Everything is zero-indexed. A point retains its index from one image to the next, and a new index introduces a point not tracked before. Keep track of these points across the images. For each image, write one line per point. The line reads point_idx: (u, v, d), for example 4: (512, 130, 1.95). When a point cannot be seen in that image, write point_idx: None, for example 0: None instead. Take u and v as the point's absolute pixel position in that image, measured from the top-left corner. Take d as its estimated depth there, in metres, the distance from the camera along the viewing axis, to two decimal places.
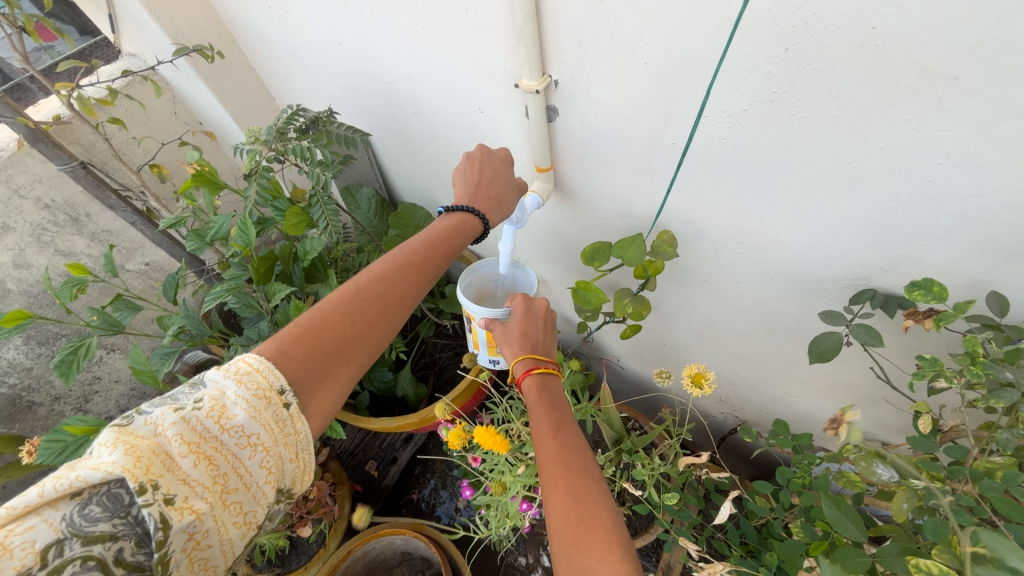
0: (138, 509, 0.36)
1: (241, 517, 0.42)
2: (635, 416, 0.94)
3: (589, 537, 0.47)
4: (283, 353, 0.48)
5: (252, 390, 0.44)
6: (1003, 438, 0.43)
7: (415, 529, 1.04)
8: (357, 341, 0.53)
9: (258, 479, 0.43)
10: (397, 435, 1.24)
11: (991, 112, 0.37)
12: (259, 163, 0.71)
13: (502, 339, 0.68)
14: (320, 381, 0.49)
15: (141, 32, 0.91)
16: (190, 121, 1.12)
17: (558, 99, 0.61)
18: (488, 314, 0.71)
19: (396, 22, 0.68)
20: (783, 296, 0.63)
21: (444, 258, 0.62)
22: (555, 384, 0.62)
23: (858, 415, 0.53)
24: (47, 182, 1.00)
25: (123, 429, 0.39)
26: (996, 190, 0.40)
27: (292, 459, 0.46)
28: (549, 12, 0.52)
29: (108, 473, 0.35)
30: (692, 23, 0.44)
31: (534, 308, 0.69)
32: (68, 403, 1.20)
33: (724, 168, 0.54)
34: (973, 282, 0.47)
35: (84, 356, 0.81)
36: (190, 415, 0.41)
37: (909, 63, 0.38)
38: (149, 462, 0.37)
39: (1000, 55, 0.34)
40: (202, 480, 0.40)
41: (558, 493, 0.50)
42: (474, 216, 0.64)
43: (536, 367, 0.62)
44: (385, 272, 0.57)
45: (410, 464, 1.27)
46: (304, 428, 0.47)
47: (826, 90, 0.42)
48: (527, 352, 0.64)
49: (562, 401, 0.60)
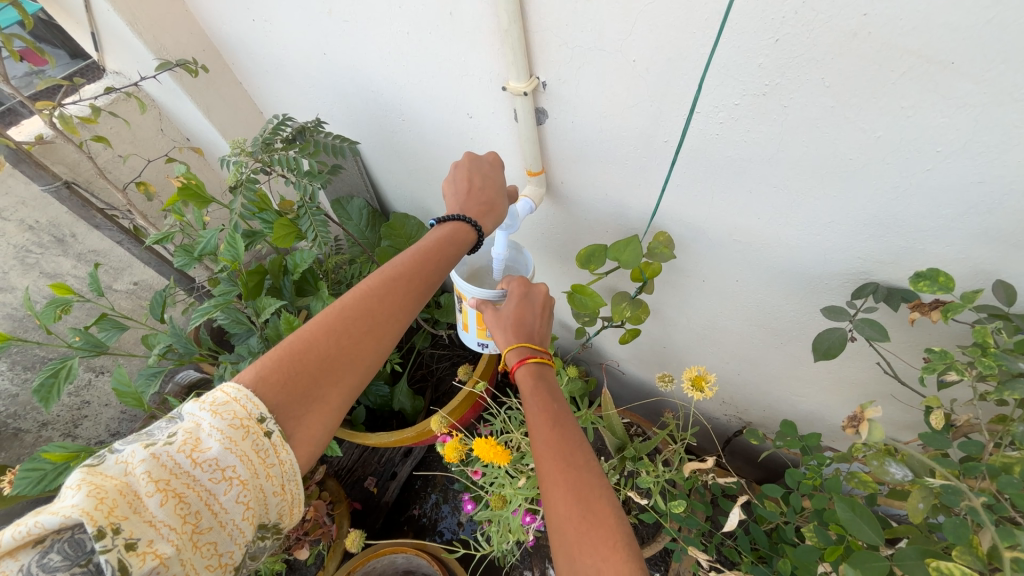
0: (97, 558, 0.33)
1: (215, 560, 0.40)
2: (637, 421, 0.92)
3: (592, 534, 0.45)
4: (263, 379, 0.46)
5: (229, 420, 0.42)
6: (1019, 431, 0.41)
7: (417, 546, 1.01)
8: (345, 361, 0.51)
9: (234, 517, 0.41)
10: (396, 450, 1.22)
11: (989, 97, 0.36)
12: (244, 175, 0.69)
13: (495, 324, 0.66)
14: (306, 406, 0.47)
15: (125, 48, 0.90)
16: (176, 137, 1.11)
17: (547, 101, 0.60)
18: (478, 294, 0.68)
19: (381, 30, 0.67)
20: (783, 293, 0.62)
21: (435, 270, 0.60)
22: (552, 375, 0.61)
23: (879, 412, 0.51)
24: (30, 204, 0.98)
25: (92, 469, 0.37)
26: (996, 176, 0.39)
27: (276, 492, 0.44)
28: (534, 12, 0.51)
29: (67, 517, 0.34)
30: (680, 19, 0.44)
31: (533, 294, 0.67)
32: (56, 429, 1.18)
33: (718, 165, 0.53)
34: (977, 272, 0.46)
35: (65, 378, 0.79)
36: (161, 450, 0.39)
37: (903, 50, 0.37)
38: (113, 503, 0.35)
39: (994, 39, 0.34)
40: (170, 521, 0.37)
41: (558, 490, 0.48)
42: (466, 224, 0.62)
43: (531, 357, 0.61)
44: (371, 289, 0.55)
45: (410, 479, 1.24)
46: (290, 457, 0.45)
47: (818, 82, 0.42)
48: (523, 341, 0.63)
49: (559, 393, 0.59)
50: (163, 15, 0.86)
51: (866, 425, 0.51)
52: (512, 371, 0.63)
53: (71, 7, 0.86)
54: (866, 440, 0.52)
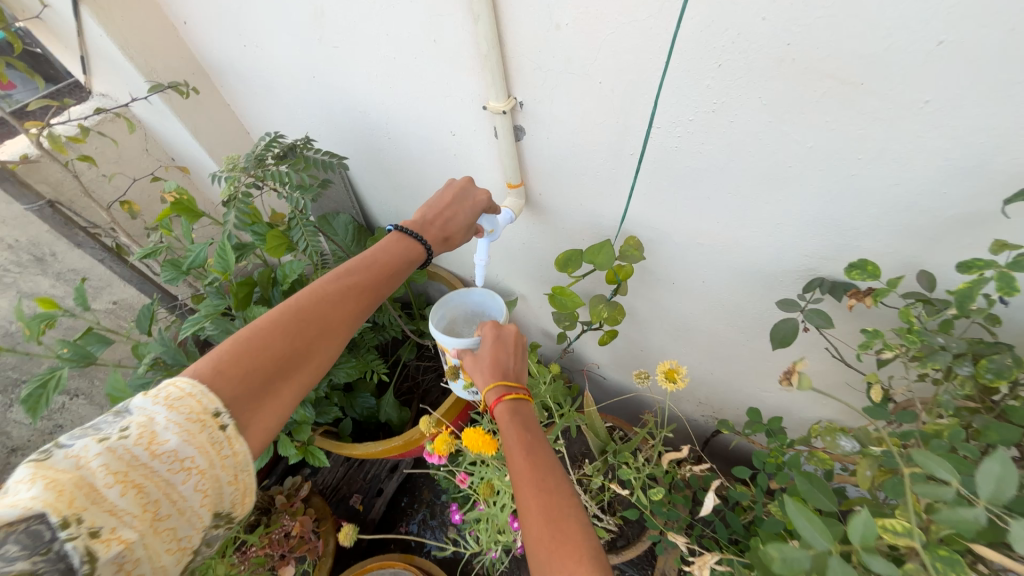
0: (61, 544, 0.35)
1: (175, 544, 0.42)
2: (619, 424, 0.95)
3: (562, 557, 0.46)
4: (219, 373, 0.47)
5: (185, 415, 0.43)
6: (946, 401, 0.47)
7: (405, 560, 1.03)
8: (300, 360, 0.52)
9: (193, 504, 0.43)
10: (381, 466, 1.23)
11: (895, 111, 0.43)
12: (238, 190, 0.72)
13: (475, 367, 0.69)
14: (260, 399, 0.49)
15: (114, 71, 0.93)
16: (161, 157, 1.12)
17: (524, 119, 0.66)
18: (459, 343, 0.76)
19: (368, 55, 0.72)
20: (745, 292, 0.67)
21: (389, 280, 0.63)
22: (529, 410, 0.62)
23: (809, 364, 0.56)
24: (10, 223, 0.97)
25: (41, 464, 0.38)
26: (909, 178, 0.46)
27: (230, 481, 0.45)
28: (510, 40, 0.57)
29: (25, 510, 0.35)
30: (638, 46, 0.50)
31: (504, 332, 0.72)
32: (27, 455, 1.14)
33: (679, 174, 0.59)
34: (905, 264, 0.52)
35: (53, 389, 0.78)
36: (116, 444, 0.41)
37: (823, 73, 0.44)
38: (71, 496, 0.37)
39: (892, 63, 0.41)
40: (130, 509, 0.39)
41: (534, 513, 0.50)
42: (419, 244, 0.66)
43: (508, 394, 0.63)
44: (328, 293, 0.57)
45: (396, 495, 1.22)
46: (244, 449, 0.46)
47: (757, 100, 0.48)
48: (500, 379, 0.65)
49: (535, 424, 0.60)
50: (154, 40, 0.90)
51: (798, 376, 0.56)
52: (491, 408, 0.64)
53: (63, 32, 0.89)
54: (802, 389, 0.57)
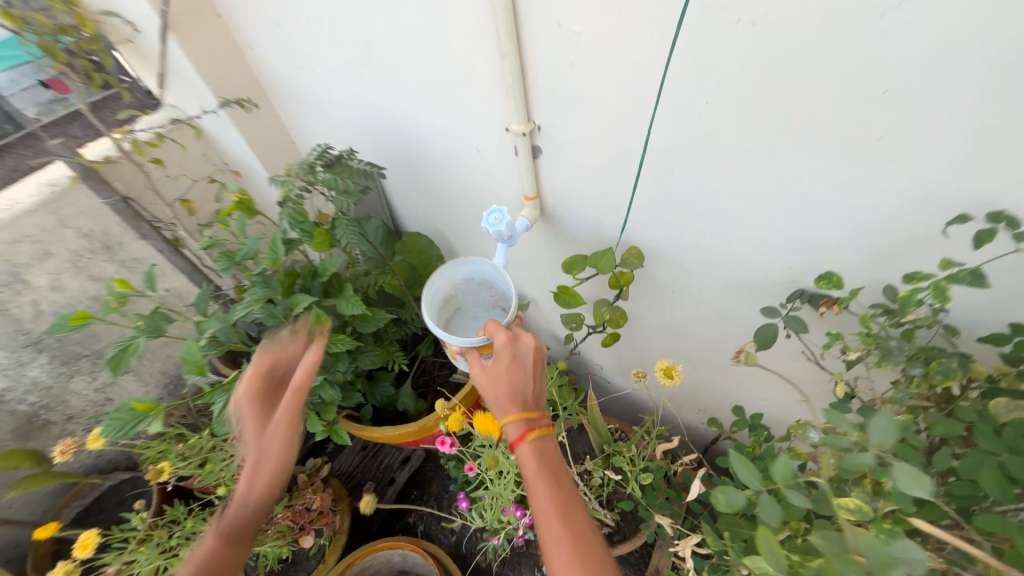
0: None
1: None
2: (622, 427, 1.02)
3: None
4: None
5: None
6: (900, 399, 0.53)
7: (413, 544, 1.11)
8: None
9: None
10: (394, 457, 1.31)
11: (854, 145, 0.50)
12: (292, 192, 0.83)
13: (491, 388, 0.72)
14: None
15: (187, 87, 1.06)
16: (218, 162, 1.26)
17: (541, 140, 0.75)
18: (464, 344, 0.79)
19: (408, 80, 0.83)
20: (734, 301, 0.74)
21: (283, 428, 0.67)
22: (550, 445, 0.68)
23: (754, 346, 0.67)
24: (88, 214, 1.11)
25: None
26: (871, 203, 0.53)
27: None
28: (531, 73, 0.67)
29: None
30: (639, 83, 0.59)
31: (522, 349, 0.74)
32: (80, 423, 1.28)
33: (675, 193, 0.67)
34: (873, 279, 0.59)
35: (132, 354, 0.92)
36: None
37: (794, 112, 0.51)
38: None
39: (851, 105, 0.48)
40: None
41: None
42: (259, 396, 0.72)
43: (530, 432, 0.67)
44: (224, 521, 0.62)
45: (407, 487, 1.30)
46: None
47: (740, 132, 0.56)
48: (521, 412, 0.68)
49: (557, 466, 0.65)
50: (224, 61, 1.04)
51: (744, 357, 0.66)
52: (512, 442, 0.68)
53: (147, 52, 1.04)
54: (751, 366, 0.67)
